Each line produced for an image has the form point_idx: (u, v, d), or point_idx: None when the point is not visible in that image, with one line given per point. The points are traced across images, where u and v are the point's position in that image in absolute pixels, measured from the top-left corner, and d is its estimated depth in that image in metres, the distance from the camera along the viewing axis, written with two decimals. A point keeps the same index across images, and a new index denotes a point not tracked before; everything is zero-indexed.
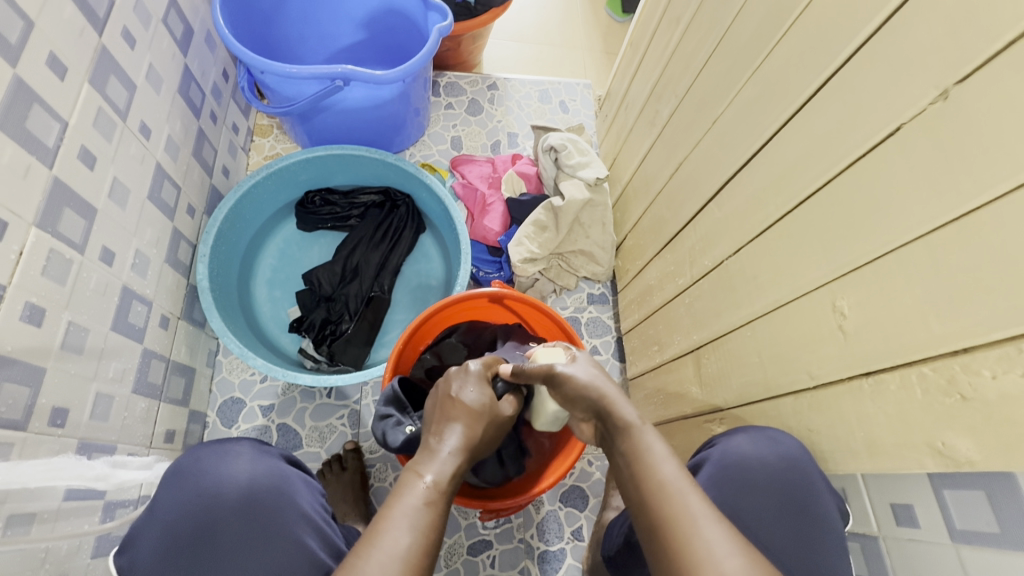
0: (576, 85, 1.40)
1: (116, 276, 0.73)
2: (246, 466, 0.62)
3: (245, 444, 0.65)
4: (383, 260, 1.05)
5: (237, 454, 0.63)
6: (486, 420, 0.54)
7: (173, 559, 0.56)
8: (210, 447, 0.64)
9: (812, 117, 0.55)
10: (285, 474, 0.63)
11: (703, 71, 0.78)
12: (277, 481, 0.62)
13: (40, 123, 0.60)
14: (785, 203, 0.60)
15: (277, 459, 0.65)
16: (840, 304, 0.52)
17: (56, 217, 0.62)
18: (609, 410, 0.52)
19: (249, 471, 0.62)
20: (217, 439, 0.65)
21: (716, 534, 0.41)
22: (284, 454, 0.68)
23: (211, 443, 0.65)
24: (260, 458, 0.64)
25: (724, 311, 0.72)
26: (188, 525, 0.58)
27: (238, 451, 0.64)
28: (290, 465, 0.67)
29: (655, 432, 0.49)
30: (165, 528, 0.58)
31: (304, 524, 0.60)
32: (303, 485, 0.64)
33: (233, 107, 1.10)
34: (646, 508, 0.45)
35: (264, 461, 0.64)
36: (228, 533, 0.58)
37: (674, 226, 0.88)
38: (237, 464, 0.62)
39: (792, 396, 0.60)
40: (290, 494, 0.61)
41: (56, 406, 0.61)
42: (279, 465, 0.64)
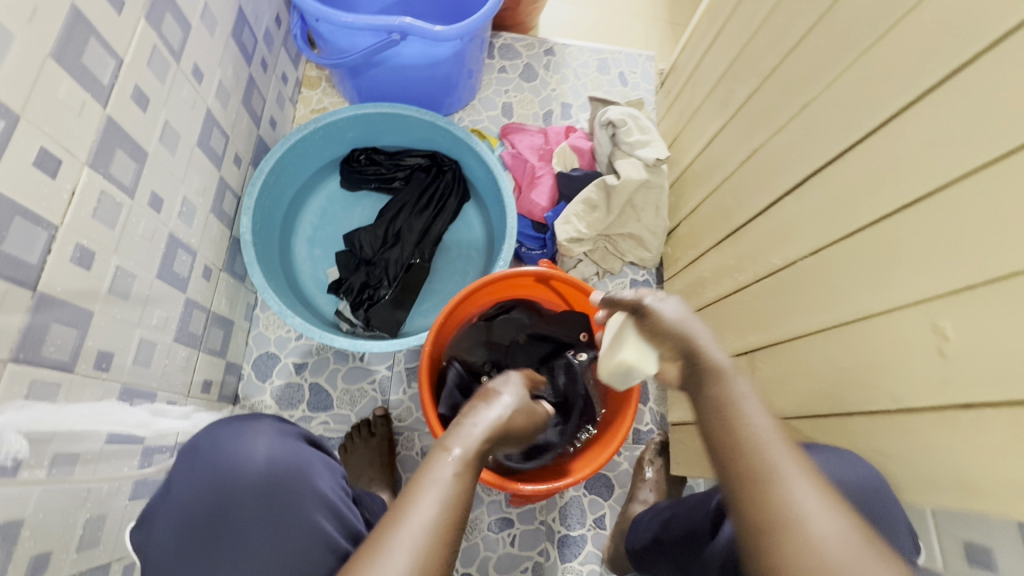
0: (638, 56, 1.32)
1: (163, 223, 0.71)
2: (266, 447, 0.61)
3: (264, 424, 0.64)
4: (425, 227, 1.02)
5: (259, 434, 0.62)
6: (517, 408, 0.51)
7: (192, 536, 0.57)
8: (231, 425, 0.63)
9: (935, 111, 0.49)
10: (303, 458, 0.62)
11: (795, 49, 0.71)
12: (294, 465, 0.61)
13: (96, 58, 0.57)
14: (883, 205, 0.54)
15: (297, 442, 0.64)
16: (942, 325, 0.47)
17: (109, 158, 0.60)
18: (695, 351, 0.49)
19: (268, 452, 0.61)
20: (237, 418, 0.64)
21: (810, 496, 0.38)
22: (305, 435, 0.67)
23: (231, 420, 0.64)
24: (279, 440, 0.63)
25: (791, 315, 0.67)
26: (206, 504, 0.57)
27: (259, 432, 0.62)
28: (309, 447, 0.66)
29: (746, 378, 0.46)
30: (183, 505, 0.58)
31: (321, 512, 0.59)
32: (323, 469, 0.63)
33: (283, 55, 1.06)
34: (733, 456, 0.42)
35: (285, 443, 0.62)
36: (242, 516, 0.57)
37: (739, 217, 0.83)
38: (257, 444, 0.61)
39: (865, 416, 0.55)
40: (306, 480, 0.60)
41: (101, 350, 0.61)
42: (297, 447, 0.63)
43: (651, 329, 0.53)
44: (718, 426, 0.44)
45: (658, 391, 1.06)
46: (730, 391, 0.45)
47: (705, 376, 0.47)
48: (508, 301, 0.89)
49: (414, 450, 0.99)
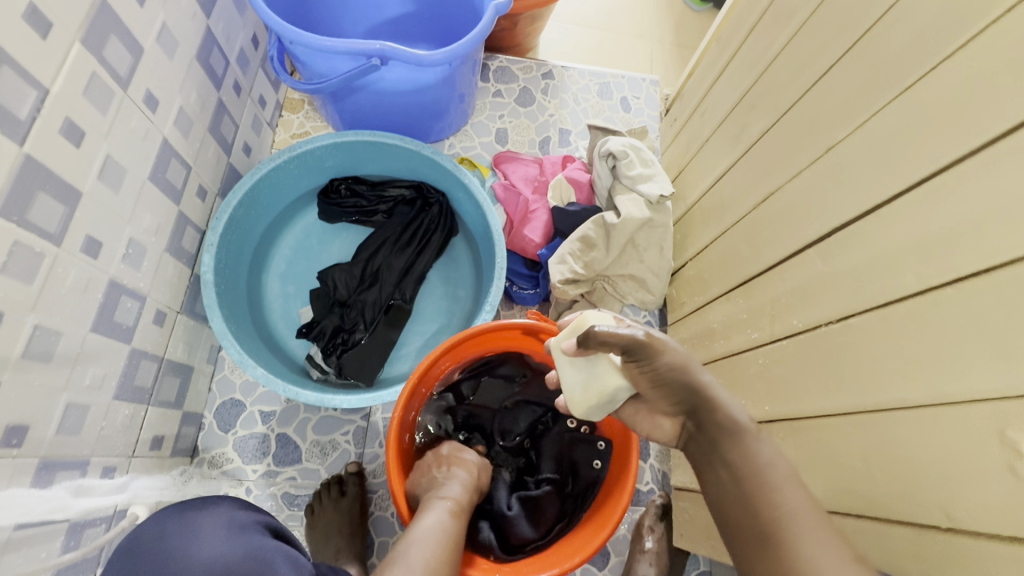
0: (642, 80, 1.24)
1: (102, 269, 0.63)
2: (214, 543, 0.51)
3: (216, 517, 0.54)
4: (407, 265, 0.94)
5: (208, 528, 0.53)
6: (481, 468, 0.72)
7: None
8: (178, 518, 0.54)
9: (998, 168, 0.41)
10: (265, 555, 0.52)
11: (819, 83, 0.63)
12: (254, 566, 0.50)
13: (11, 89, 0.49)
14: (932, 275, 0.45)
15: (258, 536, 0.54)
16: (1014, 438, 0.38)
17: (27, 203, 0.52)
18: (713, 408, 0.50)
19: (217, 550, 0.50)
20: (183, 511, 0.55)
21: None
22: (266, 525, 0.57)
23: (180, 510, 0.55)
24: (236, 536, 0.53)
25: (813, 389, 0.59)
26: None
27: (211, 526, 0.53)
28: (272, 541, 0.55)
29: (768, 441, 0.48)
30: None
31: None
32: (288, 569, 0.53)
33: (261, 77, 0.99)
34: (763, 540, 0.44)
35: (239, 538, 0.52)
36: None
37: (752, 266, 0.74)
38: (205, 541, 0.51)
39: (910, 528, 0.46)
40: None
41: (12, 424, 0.52)
42: (258, 543, 0.53)
43: (649, 372, 0.52)
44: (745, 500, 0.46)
45: (660, 448, 0.96)
46: (751, 460, 0.47)
47: (728, 438, 0.49)
48: (496, 355, 0.80)
49: (390, 510, 0.90)
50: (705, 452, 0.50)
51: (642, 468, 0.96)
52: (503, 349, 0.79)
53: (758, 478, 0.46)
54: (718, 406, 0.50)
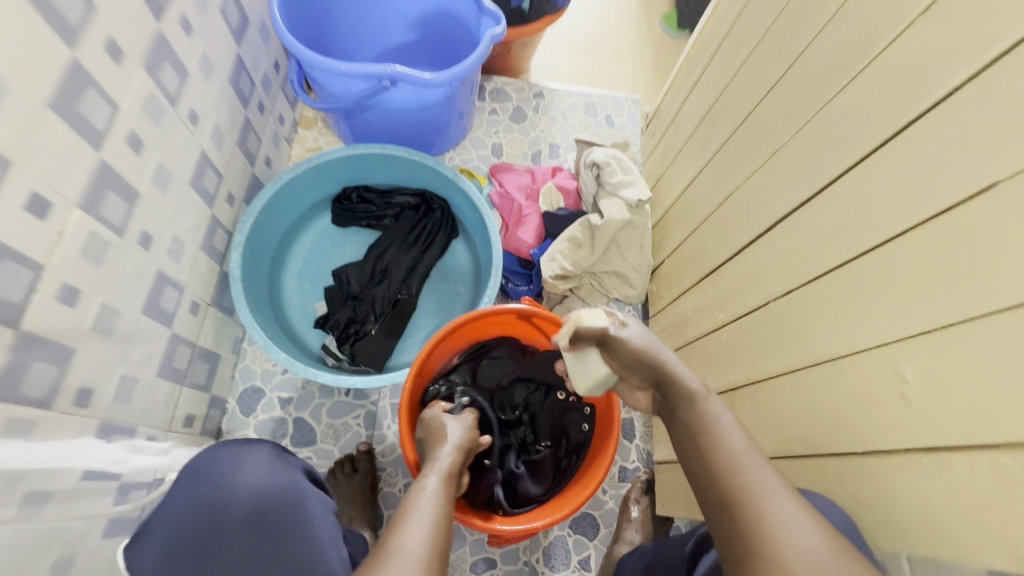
0: (624, 99, 1.37)
1: (151, 260, 0.73)
2: (260, 476, 0.60)
3: (264, 449, 0.63)
4: (413, 263, 1.04)
5: (255, 464, 0.61)
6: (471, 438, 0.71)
7: (182, 561, 0.56)
8: (228, 451, 0.62)
9: (889, 161, 0.52)
10: (299, 487, 0.61)
11: (766, 98, 0.75)
12: (290, 495, 0.60)
13: (93, 106, 0.60)
14: (847, 250, 0.56)
15: (297, 471, 0.64)
16: (902, 368, 0.48)
17: (99, 200, 0.62)
18: (672, 377, 0.58)
19: (263, 483, 0.60)
20: (237, 441, 0.64)
21: (789, 508, 0.44)
22: (303, 466, 0.66)
23: (229, 444, 0.63)
24: (277, 468, 0.62)
25: (765, 355, 0.68)
26: (197, 529, 0.57)
27: (255, 459, 0.62)
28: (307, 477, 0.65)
29: (719, 403, 0.55)
30: (175, 529, 0.57)
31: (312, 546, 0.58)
32: (317, 501, 0.62)
33: (281, 98, 1.11)
34: (719, 483, 0.48)
35: (281, 474, 0.62)
36: (236, 543, 0.57)
37: (717, 257, 0.85)
38: (252, 474, 0.60)
39: (837, 458, 0.56)
40: (300, 511, 0.59)
41: (81, 387, 0.62)
42: (295, 476, 0.62)
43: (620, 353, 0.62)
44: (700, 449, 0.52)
45: (644, 429, 1.06)
46: (704, 418, 0.54)
47: (685, 401, 0.56)
48: (495, 338, 0.90)
49: (397, 486, 0.98)
50: (672, 418, 0.57)
51: (628, 448, 1.05)
52: (501, 331, 0.89)
53: (712, 437, 0.52)
54: (676, 377, 0.58)
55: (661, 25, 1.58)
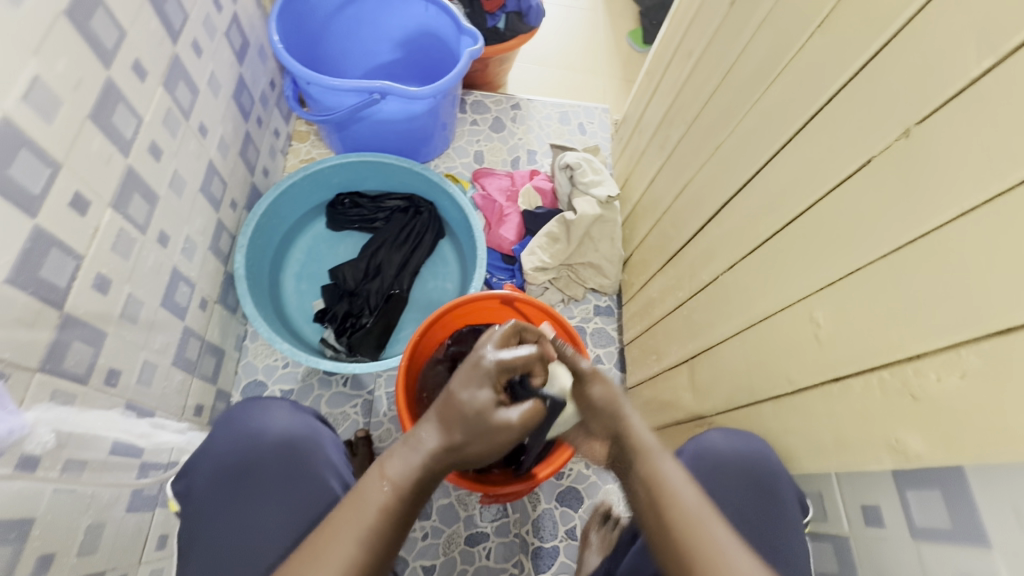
0: (595, 109, 1.48)
1: (168, 257, 0.81)
2: (283, 419, 0.69)
3: (284, 400, 0.71)
4: (404, 261, 1.13)
5: (278, 409, 0.70)
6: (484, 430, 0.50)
7: (221, 487, 0.64)
8: (254, 402, 0.70)
9: (801, 147, 0.63)
10: (318, 428, 0.70)
11: (710, 101, 0.86)
12: (312, 433, 0.68)
13: (123, 118, 0.68)
14: (774, 223, 0.67)
15: (313, 417, 0.72)
16: (817, 314, 0.58)
17: (127, 201, 0.70)
18: (630, 433, 0.60)
19: (286, 423, 0.68)
20: (260, 395, 0.72)
21: (732, 541, 0.49)
22: (318, 415, 0.74)
23: (256, 398, 0.71)
24: (298, 413, 0.70)
25: (717, 323, 0.79)
26: (231, 462, 0.65)
27: (278, 406, 0.70)
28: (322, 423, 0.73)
29: (674, 461, 0.56)
30: (215, 461, 0.65)
31: (331, 473, 0.66)
32: (332, 443, 0.70)
33: (277, 113, 1.20)
34: (663, 519, 0.51)
35: (302, 418, 0.70)
36: (267, 470, 0.65)
37: (676, 243, 0.95)
38: (277, 416, 0.69)
39: (772, 400, 0.65)
40: (320, 446, 0.68)
41: (111, 367, 0.69)
42: (312, 420, 0.71)
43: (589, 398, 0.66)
44: (650, 501, 0.53)
45: None
46: (656, 471, 0.55)
47: (639, 456, 0.58)
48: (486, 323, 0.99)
49: None
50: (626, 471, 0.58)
51: None
52: (493, 316, 0.98)
53: (664, 491, 0.53)
54: (633, 433, 0.59)
55: (628, 41, 1.71)
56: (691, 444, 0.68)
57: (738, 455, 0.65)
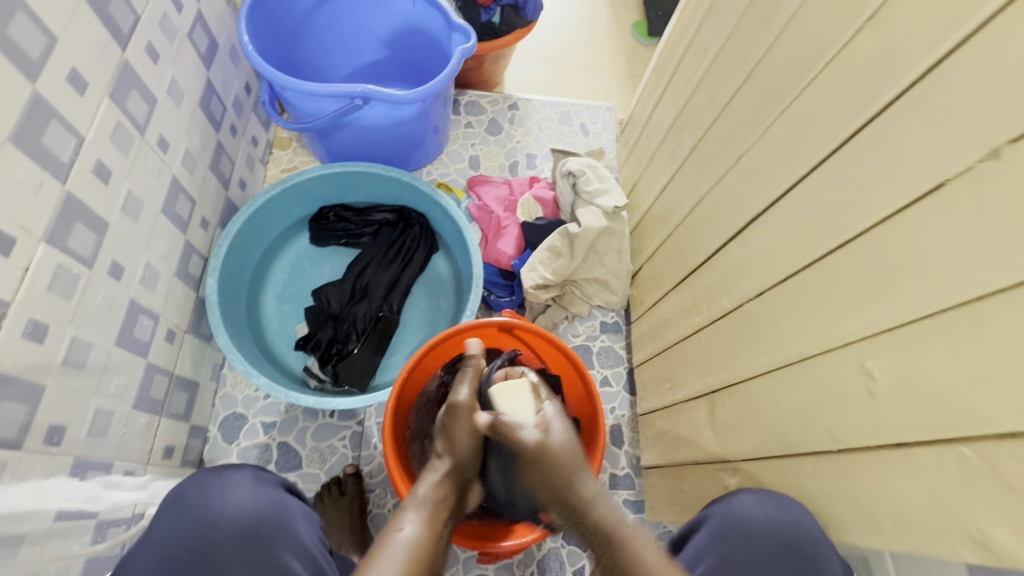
0: (598, 108, 1.38)
1: (124, 290, 0.72)
2: (246, 495, 0.63)
3: (243, 473, 0.66)
4: (393, 280, 1.04)
5: (239, 484, 0.64)
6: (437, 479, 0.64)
7: None
8: (212, 475, 0.65)
9: (849, 163, 0.54)
10: (282, 505, 0.64)
11: (730, 104, 0.77)
12: (275, 513, 0.63)
13: (57, 137, 0.59)
14: (815, 250, 0.58)
15: (277, 488, 0.66)
16: (869, 365, 0.50)
17: (67, 232, 0.61)
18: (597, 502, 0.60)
19: (244, 503, 0.63)
20: (215, 467, 0.66)
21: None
22: (284, 483, 0.69)
23: (211, 468, 0.66)
24: (258, 488, 0.65)
25: (744, 356, 0.70)
26: (185, 553, 0.60)
27: (236, 481, 0.65)
28: (289, 493, 0.68)
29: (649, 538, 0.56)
30: (164, 553, 0.60)
31: (297, 558, 0.61)
32: (301, 518, 0.65)
33: (253, 120, 1.10)
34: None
35: (266, 491, 0.65)
36: (227, 560, 0.60)
37: (692, 261, 0.86)
38: (238, 494, 0.63)
39: (813, 456, 0.58)
40: (286, 527, 0.62)
41: (53, 423, 0.60)
42: (277, 495, 0.65)
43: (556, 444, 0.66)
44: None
45: (631, 435, 1.06)
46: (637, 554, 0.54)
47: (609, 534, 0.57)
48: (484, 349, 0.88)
49: (386, 507, 0.97)
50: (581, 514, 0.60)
51: (618, 455, 1.05)
52: (491, 342, 0.88)
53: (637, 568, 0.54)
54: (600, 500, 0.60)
55: (632, 33, 1.61)
56: (719, 508, 0.65)
57: (770, 521, 0.60)
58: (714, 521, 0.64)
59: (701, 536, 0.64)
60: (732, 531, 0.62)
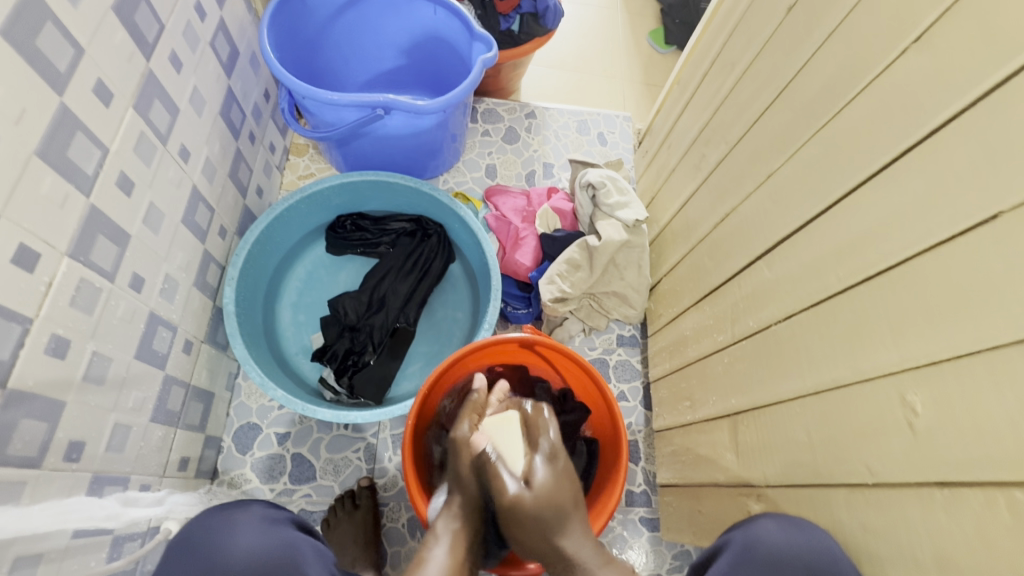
0: (615, 117, 1.37)
1: (143, 302, 0.71)
2: (256, 536, 0.63)
3: (253, 512, 0.65)
4: (411, 291, 1.03)
5: (246, 525, 0.64)
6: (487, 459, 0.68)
7: None
8: (219, 517, 0.64)
9: (891, 188, 0.52)
10: (294, 545, 0.63)
11: (758, 121, 0.75)
12: (288, 554, 0.62)
13: (82, 150, 0.58)
14: (849, 275, 0.57)
15: (287, 526, 0.66)
16: (911, 399, 0.49)
17: (90, 245, 0.60)
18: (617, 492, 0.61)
19: (256, 544, 0.62)
20: (225, 507, 0.66)
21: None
22: (294, 520, 0.68)
23: (218, 509, 0.66)
24: (269, 529, 0.64)
25: (773, 380, 0.69)
26: None
27: (246, 522, 0.64)
28: (299, 530, 0.67)
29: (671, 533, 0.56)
30: None
31: None
32: (314, 555, 0.64)
33: (271, 127, 1.10)
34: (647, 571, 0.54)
35: (273, 533, 0.64)
36: None
37: (716, 278, 0.85)
38: (244, 536, 0.62)
39: (845, 488, 0.56)
40: (299, 567, 0.62)
41: (72, 440, 0.59)
42: (288, 534, 0.64)
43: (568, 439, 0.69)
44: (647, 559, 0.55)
45: (647, 451, 1.04)
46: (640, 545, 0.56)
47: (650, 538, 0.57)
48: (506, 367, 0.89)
49: (400, 521, 0.96)
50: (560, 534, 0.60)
51: (635, 471, 1.03)
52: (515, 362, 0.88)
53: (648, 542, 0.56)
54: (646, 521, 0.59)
55: (649, 41, 1.60)
56: (741, 533, 0.64)
57: (794, 547, 0.59)
58: (736, 547, 0.63)
59: (723, 563, 0.63)
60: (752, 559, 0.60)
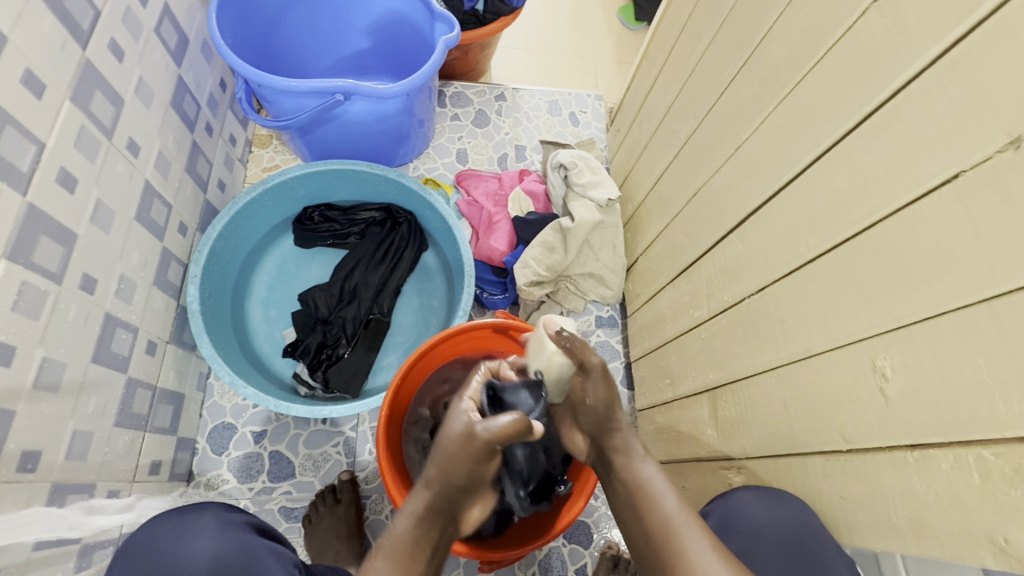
0: (587, 96, 1.35)
1: (98, 304, 0.68)
2: (206, 543, 0.60)
3: (206, 517, 0.62)
4: (383, 281, 1.01)
5: (199, 530, 0.61)
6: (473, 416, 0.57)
7: None
8: (172, 521, 0.62)
9: (855, 155, 0.52)
10: (248, 549, 0.61)
11: (726, 92, 0.74)
12: (241, 558, 0.60)
13: (13, 145, 0.55)
14: (818, 244, 0.56)
15: (242, 531, 0.63)
16: (881, 364, 0.49)
17: (31, 246, 0.58)
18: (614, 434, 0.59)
19: (207, 550, 0.59)
20: (178, 512, 0.63)
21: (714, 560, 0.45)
22: (251, 523, 0.66)
23: (171, 515, 0.63)
24: (223, 533, 0.61)
25: (748, 353, 0.69)
26: None
27: (197, 528, 0.61)
28: (256, 535, 0.65)
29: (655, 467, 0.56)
30: None
31: None
32: (270, 560, 0.62)
33: (230, 117, 1.06)
34: (642, 520, 0.51)
35: (228, 537, 0.61)
36: None
37: (690, 255, 0.85)
38: (196, 542, 0.60)
39: (820, 456, 0.57)
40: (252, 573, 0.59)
41: (27, 450, 0.57)
42: (244, 539, 0.62)
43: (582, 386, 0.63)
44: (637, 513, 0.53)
45: None
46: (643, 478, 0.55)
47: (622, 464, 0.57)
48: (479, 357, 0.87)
49: (383, 513, 0.95)
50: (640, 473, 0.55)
51: None
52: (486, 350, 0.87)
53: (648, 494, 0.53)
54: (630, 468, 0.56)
55: (619, 17, 1.57)
56: (719, 507, 0.64)
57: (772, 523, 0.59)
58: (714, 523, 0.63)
59: None
60: (731, 535, 0.60)
